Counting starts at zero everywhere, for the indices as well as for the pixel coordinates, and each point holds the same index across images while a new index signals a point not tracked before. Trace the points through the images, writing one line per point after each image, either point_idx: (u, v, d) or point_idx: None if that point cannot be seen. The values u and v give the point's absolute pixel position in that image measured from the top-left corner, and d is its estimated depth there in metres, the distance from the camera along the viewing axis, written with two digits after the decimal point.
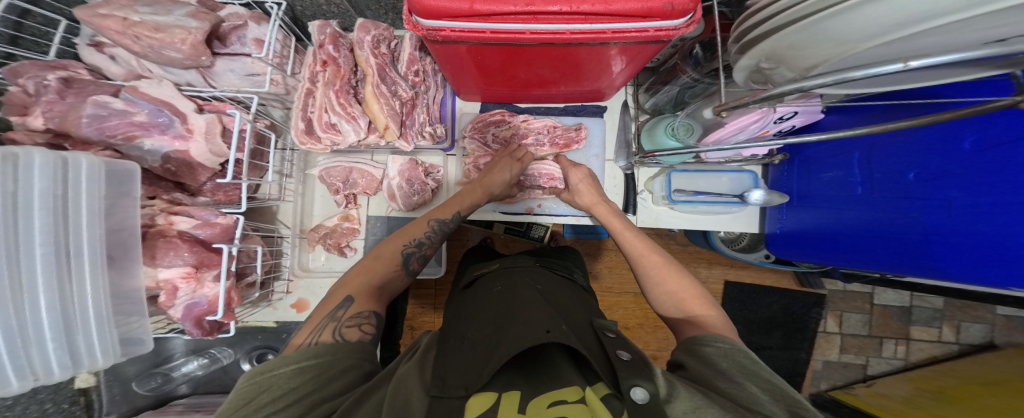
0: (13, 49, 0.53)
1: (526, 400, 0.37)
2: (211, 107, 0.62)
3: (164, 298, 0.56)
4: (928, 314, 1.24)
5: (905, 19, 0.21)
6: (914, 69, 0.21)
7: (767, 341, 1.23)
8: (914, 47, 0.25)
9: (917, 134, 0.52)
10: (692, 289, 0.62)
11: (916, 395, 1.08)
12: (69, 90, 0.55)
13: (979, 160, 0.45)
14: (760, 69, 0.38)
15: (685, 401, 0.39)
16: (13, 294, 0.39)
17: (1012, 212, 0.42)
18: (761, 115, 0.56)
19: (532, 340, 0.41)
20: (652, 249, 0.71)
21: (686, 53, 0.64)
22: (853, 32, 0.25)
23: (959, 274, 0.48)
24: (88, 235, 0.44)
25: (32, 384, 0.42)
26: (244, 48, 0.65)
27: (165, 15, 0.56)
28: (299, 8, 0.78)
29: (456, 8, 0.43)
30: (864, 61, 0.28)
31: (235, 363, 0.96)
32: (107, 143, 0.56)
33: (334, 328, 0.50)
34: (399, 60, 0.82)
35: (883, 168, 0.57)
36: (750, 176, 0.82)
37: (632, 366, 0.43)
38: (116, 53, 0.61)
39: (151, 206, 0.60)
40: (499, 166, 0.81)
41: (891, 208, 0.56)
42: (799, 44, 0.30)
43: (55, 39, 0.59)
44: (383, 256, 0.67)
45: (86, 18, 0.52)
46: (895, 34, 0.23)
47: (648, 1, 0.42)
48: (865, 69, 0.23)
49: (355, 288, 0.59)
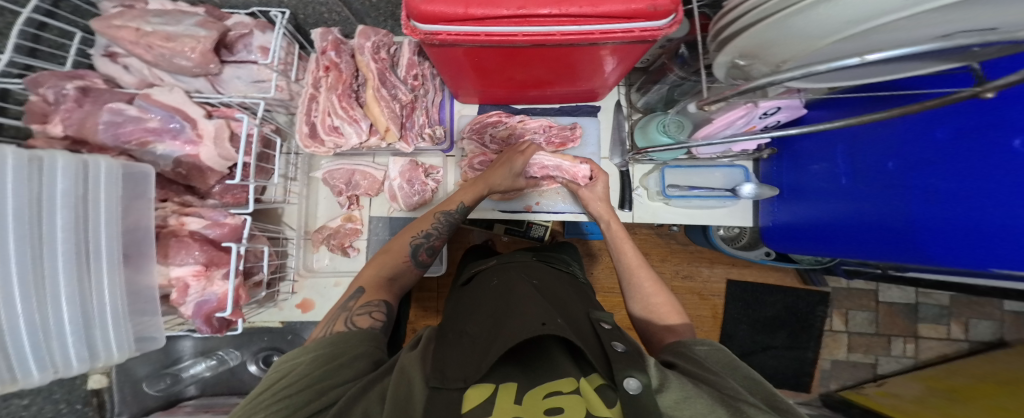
0: (33, 60, 0.57)
1: (522, 391, 0.38)
2: (219, 112, 0.64)
3: (176, 296, 0.59)
4: (935, 311, 1.22)
5: (860, 15, 0.22)
6: (871, 62, 0.22)
7: (772, 340, 1.22)
8: (876, 42, 0.26)
9: (896, 124, 0.54)
10: (670, 305, 0.65)
11: (928, 394, 1.06)
12: (86, 98, 0.57)
13: (950, 149, 0.46)
14: (738, 66, 0.39)
15: (676, 391, 0.40)
16: (37, 289, 0.41)
17: (983, 196, 0.43)
18: (747, 110, 0.57)
19: (528, 333, 0.42)
20: (643, 265, 0.73)
21: (673, 52, 0.65)
22: (814, 29, 0.26)
23: (944, 260, 0.48)
24: (106, 233, 0.47)
25: (52, 375, 0.45)
26: (250, 55, 0.69)
27: (175, 24, 0.59)
28: (301, 16, 0.81)
29: (452, 13, 0.45)
30: (830, 56, 0.29)
31: (242, 366, 0.98)
32: (122, 148, 0.58)
33: (345, 317, 0.54)
34: (399, 65, 0.84)
35: (866, 158, 0.58)
36: (741, 170, 0.83)
37: (626, 357, 0.44)
38: (129, 63, 0.64)
39: (163, 208, 0.62)
40: (505, 161, 0.81)
41: (877, 197, 0.56)
42: (772, 39, 0.30)
43: (71, 50, 0.63)
44: (393, 249, 0.71)
45: (102, 30, 0.56)
46: (854, 30, 0.24)
47: (633, 3, 0.44)
48: (828, 63, 0.24)
49: (365, 280, 0.65)
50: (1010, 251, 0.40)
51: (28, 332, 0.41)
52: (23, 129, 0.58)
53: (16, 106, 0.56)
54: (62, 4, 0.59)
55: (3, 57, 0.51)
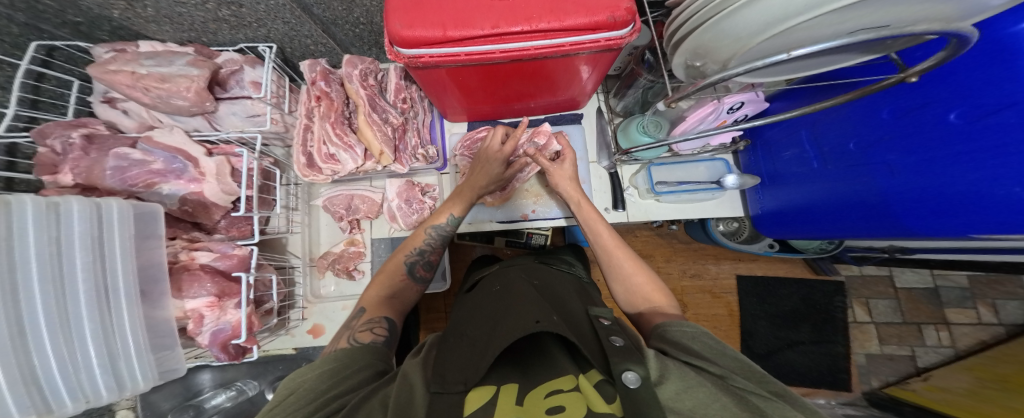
0: (34, 112, 0.61)
1: (523, 391, 0.36)
2: (219, 150, 0.69)
3: (191, 326, 0.61)
4: (957, 294, 1.16)
5: (780, 15, 0.29)
6: (797, 57, 0.27)
7: (797, 335, 1.16)
8: (794, 39, 0.33)
9: (845, 109, 0.56)
10: (651, 284, 0.65)
11: (979, 386, 0.96)
12: (91, 145, 0.62)
13: (897, 127, 0.48)
14: (693, 67, 0.44)
15: (676, 381, 0.37)
16: (64, 331, 0.42)
17: (940, 165, 0.44)
18: (714, 106, 0.60)
19: (521, 332, 0.40)
20: (619, 242, 0.72)
21: (639, 59, 0.70)
22: (743, 30, 0.32)
23: (923, 228, 0.49)
24: (122, 271, 0.47)
25: (83, 406, 0.45)
26: (243, 90, 0.74)
27: (168, 66, 0.65)
28: (288, 50, 0.85)
29: (431, 36, 0.47)
30: (762, 53, 0.35)
31: (261, 395, 0.97)
32: (129, 191, 0.62)
33: (348, 335, 0.55)
34: (387, 90, 0.89)
35: (827, 141, 0.59)
36: (723, 162, 0.86)
37: (624, 350, 0.40)
38: (128, 107, 0.69)
39: (173, 245, 0.66)
40: (486, 165, 0.79)
41: (847, 176, 0.57)
42: (714, 39, 0.36)
43: (70, 99, 0.67)
44: (388, 269, 0.72)
45: (98, 75, 0.59)
46: (776, 28, 0.30)
47: (595, 15, 0.47)
48: (764, 58, 0.28)
49: (367, 300, 0.66)
50: (975, 213, 0.42)
51: (58, 369, 0.41)
52: (34, 182, 0.63)
53: (25, 159, 0.61)
54: (55, 54, 0.63)
55: (10, 112, 0.55)
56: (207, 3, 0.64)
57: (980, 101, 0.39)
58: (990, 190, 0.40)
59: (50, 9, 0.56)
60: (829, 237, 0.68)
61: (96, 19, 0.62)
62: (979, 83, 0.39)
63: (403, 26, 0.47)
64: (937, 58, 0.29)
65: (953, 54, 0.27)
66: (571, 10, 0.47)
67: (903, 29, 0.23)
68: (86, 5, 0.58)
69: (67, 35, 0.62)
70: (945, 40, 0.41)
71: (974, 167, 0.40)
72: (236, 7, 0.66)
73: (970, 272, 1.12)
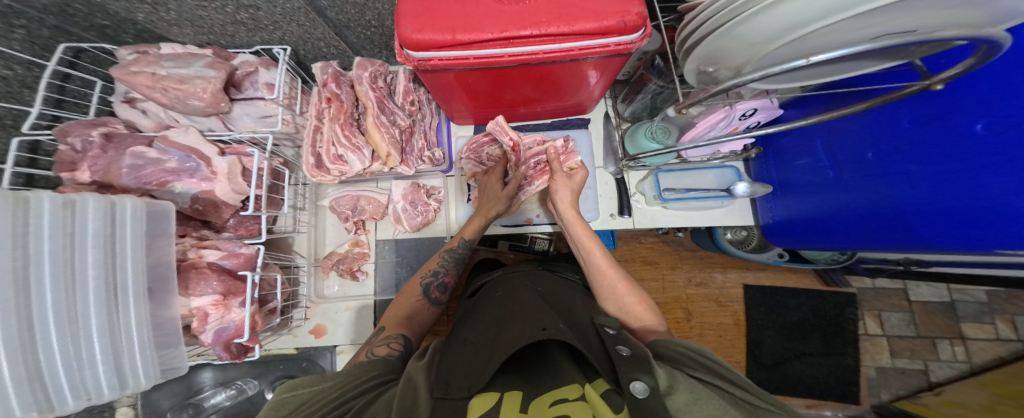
0: (58, 111, 0.62)
1: (527, 399, 0.35)
2: (232, 149, 0.70)
3: (195, 325, 0.61)
4: (975, 308, 1.13)
5: (795, 23, 0.28)
6: (815, 62, 0.27)
7: (805, 347, 1.13)
8: (811, 45, 0.32)
9: (863, 117, 0.55)
10: (642, 303, 0.64)
11: (995, 402, 0.93)
12: (109, 144, 0.63)
13: (918, 136, 0.48)
14: (706, 72, 0.44)
15: (686, 392, 0.36)
16: (72, 328, 0.42)
17: (964, 176, 0.42)
18: (725, 112, 0.59)
19: (528, 338, 0.40)
20: (612, 264, 0.70)
21: (649, 64, 0.71)
22: (758, 36, 0.32)
23: (942, 242, 0.47)
24: (132, 268, 0.47)
25: (85, 403, 0.45)
26: (257, 92, 0.75)
27: (186, 67, 0.65)
28: (302, 53, 0.87)
29: (441, 40, 0.47)
30: (778, 59, 0.35)
31: (261, 394, 0.96)
32: (144, 189, 0.63)
33: (367, 350, 0.56)
34: (396, 93, 0.90)
35: (844, 150, 0.59)
36: (733, 170, 0.84)
37: (631, 360, 0.40)
38: (147, 107, 0.70)
39: (183, 243, 0.66)
40: (489, 189, 0.88)
41: (862, 186, 0.56)
42: (727, 47, 0.36)
43: (93, 99, 0.69)
44: (407, 291, 0.73)
45: (121, 76, 0.61)
46: (793, 34, 0.30)
47: (605, 20, 0.47)
48: (780, 64, 0.29)
49: (386, 320, 0.66)
50: (1000, 229, 0.40)
51: (63, 364, 0.41)
52: (51, 179, 0.64)
53: (46, 157, 0.62)
54: (82, 55, 0.64)
55: (36, 111, 0.56)
56: (227, 7, 0.65)
57: (1002, 113, 0.38)
58: (1014, 202, 0.38)
59: (80, 13, 0.58)
60: (842, 248, 0.67)
61: (122, 22, 0.64)
62: (1007, 92, 0.38)
63: (413, 30, 0.47)
64: (965, 65, 0.29)
65: (983, 60, 0.27)
66: (580, 15, 0.47)
67: (928, 34, 0.23)
68: (113, 8, 0.60)
69: (93, 38, 0.64)
70: (969, 48, 0.40)
71: (999, 180, 0.39)
72: (254, 10, 0.68)
73: (988, 286, 1.09)
